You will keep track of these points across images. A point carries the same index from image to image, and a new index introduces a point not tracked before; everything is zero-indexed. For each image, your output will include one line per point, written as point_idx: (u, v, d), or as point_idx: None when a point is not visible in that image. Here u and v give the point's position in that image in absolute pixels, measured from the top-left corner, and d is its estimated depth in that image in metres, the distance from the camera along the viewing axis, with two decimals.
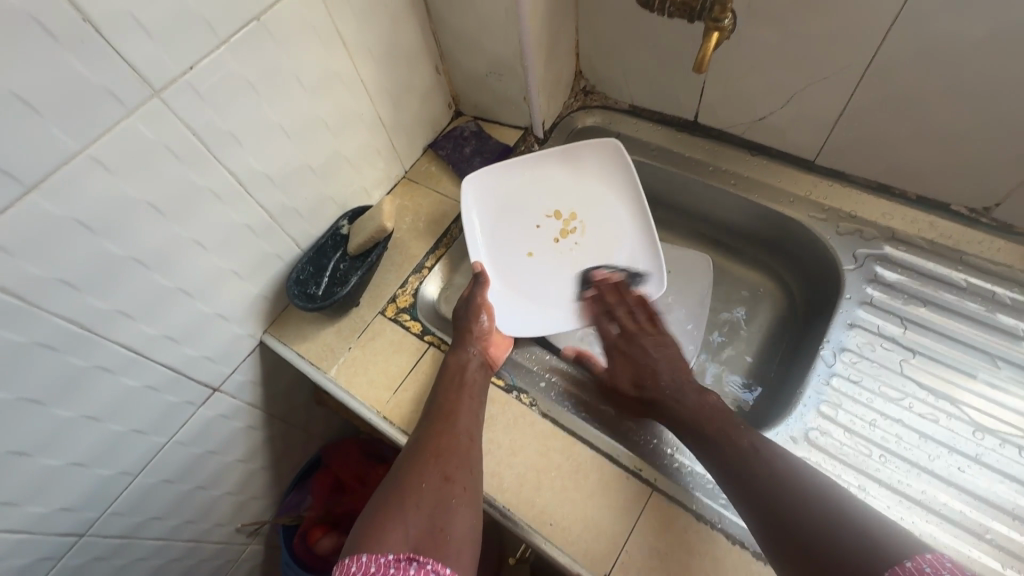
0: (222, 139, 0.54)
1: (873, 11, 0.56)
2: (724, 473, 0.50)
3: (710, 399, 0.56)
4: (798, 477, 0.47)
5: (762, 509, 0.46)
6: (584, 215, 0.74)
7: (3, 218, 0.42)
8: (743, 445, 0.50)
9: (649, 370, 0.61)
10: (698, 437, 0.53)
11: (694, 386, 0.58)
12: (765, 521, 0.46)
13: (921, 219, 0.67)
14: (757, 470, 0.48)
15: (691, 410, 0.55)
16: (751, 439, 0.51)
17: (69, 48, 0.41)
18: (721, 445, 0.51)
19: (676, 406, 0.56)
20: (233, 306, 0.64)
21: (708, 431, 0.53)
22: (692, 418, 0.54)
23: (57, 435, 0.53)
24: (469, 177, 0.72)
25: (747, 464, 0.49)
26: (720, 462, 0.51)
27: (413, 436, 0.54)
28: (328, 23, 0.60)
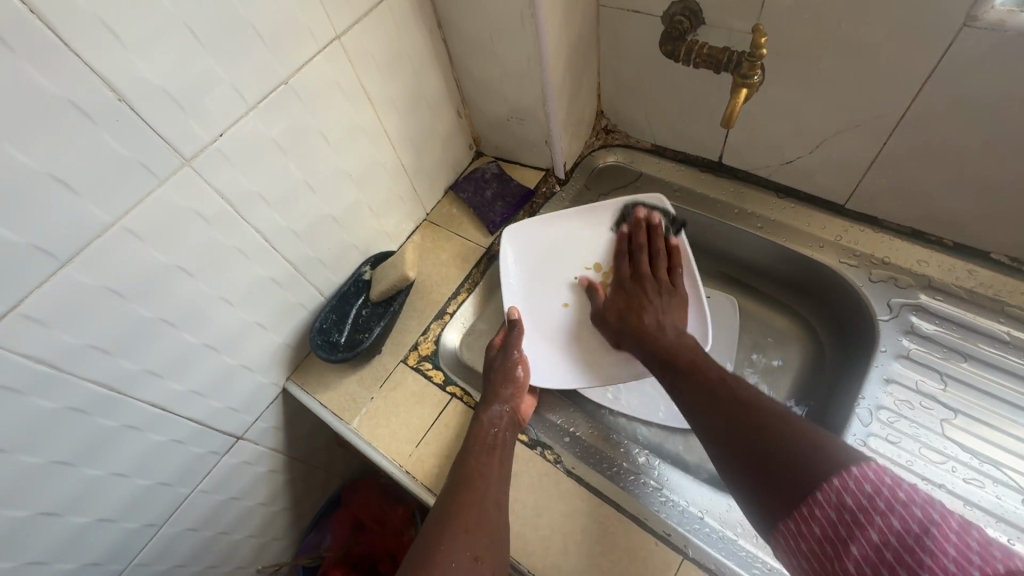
0: (250, 199, 0.55)
1: (908, 64, 0.54)
2: (698, 409, 0.51)
3: (688, 342, 0.58)
4: (758, 407, 0.48)
5: (727, 441, 0.47)
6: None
7: (38, 292, 0.43)
8: (714, 377, 0.53)
9: (637, 308, 0.63)
10: (674, 371, 0.56)
11: (682, 335, 0.60)
12: (734, 438, 0.46)
13: (959, 266, 0.65)
14: (722, 399, 0.50)
15: (670, 352, 0.58)
16: (720, 373, 0.53)
17: (104, 126, 0.42)
18: (694, 377, 0.54)
19: (664, 351, 0.58)
20: (258, 355, 0.64)
21: (682, 364, 0.56)
22: (670, 356, 0.57)
23: (86, 494, 0.54)
24: (504, 234, 0.73)
25: (717, 393, 0.51)
26: (694, 396, 0.52)
27: (440, 501, 0.53)
28: (354, 79, 0.60)
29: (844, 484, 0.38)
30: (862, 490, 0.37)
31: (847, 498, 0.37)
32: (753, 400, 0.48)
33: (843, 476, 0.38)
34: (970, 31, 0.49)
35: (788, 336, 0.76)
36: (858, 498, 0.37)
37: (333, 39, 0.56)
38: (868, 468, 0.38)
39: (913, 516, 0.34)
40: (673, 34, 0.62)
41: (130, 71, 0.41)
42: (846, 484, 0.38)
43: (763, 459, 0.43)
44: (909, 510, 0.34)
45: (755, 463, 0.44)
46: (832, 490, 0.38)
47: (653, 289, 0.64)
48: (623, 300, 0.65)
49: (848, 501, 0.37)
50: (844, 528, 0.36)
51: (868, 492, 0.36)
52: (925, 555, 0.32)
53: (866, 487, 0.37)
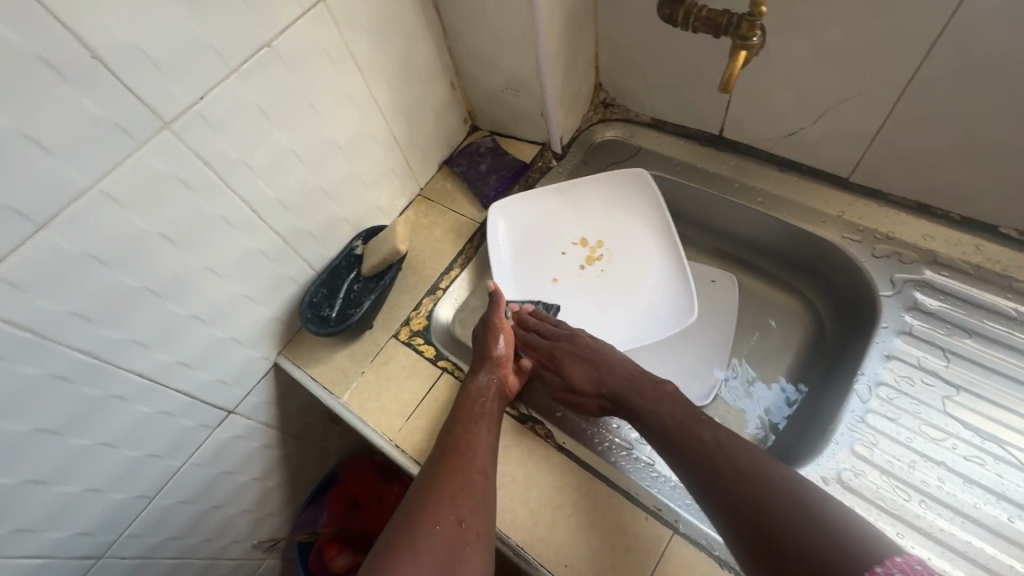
0: (233, 167, 0.54)
1: (916, 25, 0.52)
2: (700, 485, 0.47)
3: (666, 390, 0.55)
4: (757, 476, 0.45)
5: (742, 528, 0.44)
6: (610, 243, 0.73)
7: (14, 255, 0.42)
8: (707, 440, 0.49)
9: (599, 366, 0.59)
10: (664, 438, 0.51)
11: (652, 375, 0.57)
12: (750, 528, 0.43)
13: (966, 241, 0.63)
14: (722, 473, 0.46)
15: (649, 402, 0.54)
16: (714, 434, 0.49)
17: (77, 85, 0.41)
18: (690, 443, 0.49)
19: (637, 400, 0.55)
20: (246, 329, 0.64)
21: (673, 428, 0.51)
22: (650, 414, 0.54)
23: (73, 463, 0.54)
24: (493, 206, 0.72)
25: (713, 464, 0.47)
26: (693, 465, 0.48)
27: (425, 468, 0.53)
28: (341, 46, 0.59)
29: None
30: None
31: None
32: (750, 474, 0.45)
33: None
34: None
35: (788, 314, 0.75)
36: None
37: (318, 3, 0.54)
38: (893, 565, 0.37)
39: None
40: None
41: (103, 28, 0.40)
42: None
43: (786, 561, 0.41)
44: None
45: (781, 562, 0.41)
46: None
47: (590, 341, 0.62)
48: (579, 369, 0.59)
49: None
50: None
51: None
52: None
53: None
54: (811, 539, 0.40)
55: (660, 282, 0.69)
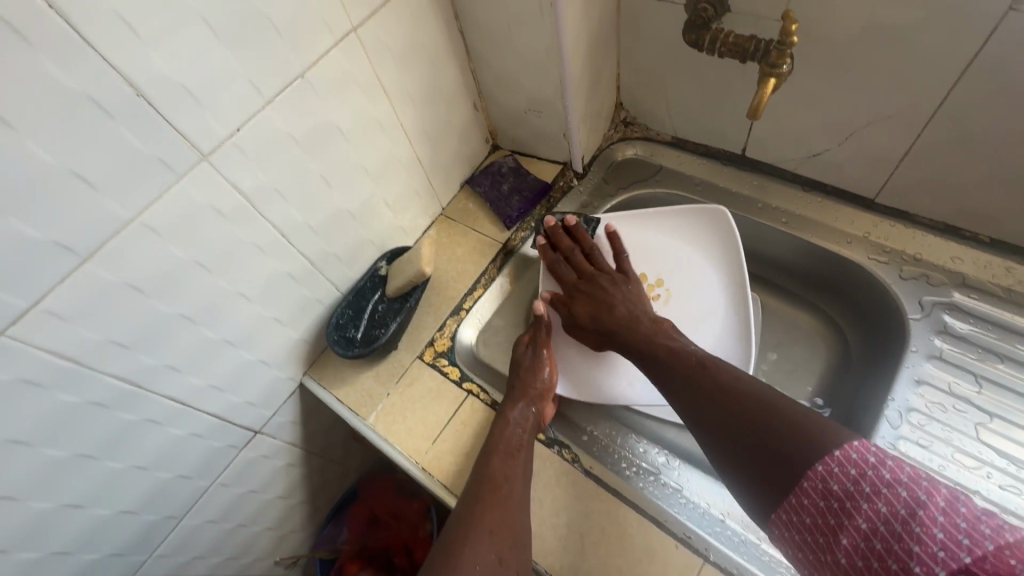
0: (265, 194, 0.54)
1: (947, 52, 0.52)
2: (677, 391, 0.51)
3: (664, 327, 0.57)
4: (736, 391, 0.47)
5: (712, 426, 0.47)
6: (670, 283, 0.71)
7: (59, 287, 0.43)
8: (691, 362, 0.52)
9: (605, 303, 0.62)
10: (650, 362, 0.55)
11: (652, 316, 0.59)
12: (717, 431, 0.46)
13: (995, 264, 0.62)
14: (702, 386, 0.49)
15: (643, 334, 0.57)
16: (699, 357, 0.52)
17: (121, 122, 0.41)
18: (671, 364, 0.53)
19: (633, 332, 0.58)
20: (274, 351, 0.64)
21: (660, 353, 0.54)
22: (645, 341, 0.56)
23: (108, 487, 0.54)
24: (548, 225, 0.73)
25: (694, 378, 0.50)
26: (673, 376, 0.52)
27: (461, 500, 0.53)
28: (370, 73, 0.59)
29: (829, 469, 0.37)
30: (846, 473, 0.36)
31: (833, 485, 0.36)
32: (725, 383, 0.48)
33: (826, 461, 0.37)
34: (1015, 15, 0.47)
35: (812, 335, 0.75)
36: (844, 484, 0.36)
37: (349, 32, 0.55)
38: (850, 448, 0.37)
39: (899, 498, 0.34)
40: (696, 22, 0.60)
41: (147, 66, 0.41)
42: (830, 469, 0.37)
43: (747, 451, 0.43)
44: (894, 490, 0.34)
45: (743, 451, 0.43)
46: (818, 478, 0.37)
47: (609, 282, 0.64)
48: (587, 302, 0.63)
49: (834, 488, 0.36)
50: (831, 516, 0.36)
51: (853, 475, 0.36)
52: (913, 541, 0.32)
53: (849, 470, 0.36)
54: (782, 431, 0.41)
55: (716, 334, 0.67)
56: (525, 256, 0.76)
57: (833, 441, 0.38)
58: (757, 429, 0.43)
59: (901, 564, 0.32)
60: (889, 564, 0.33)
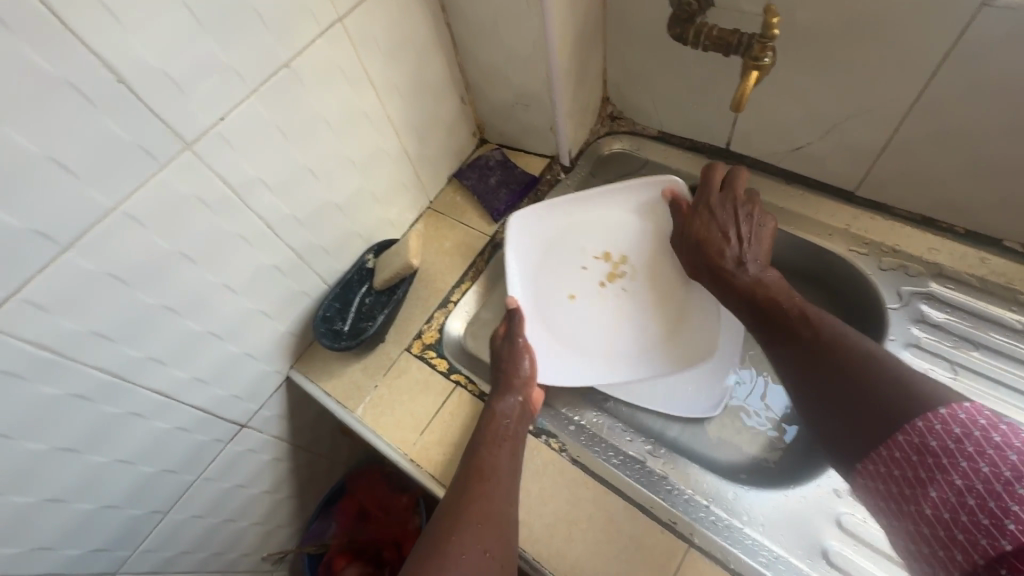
0: (251, 184, 0.54)
1: (922, 47, 0.53)
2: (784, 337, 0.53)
3: (771, 276, 0.59)
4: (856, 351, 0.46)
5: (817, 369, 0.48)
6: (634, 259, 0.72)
7: (40, 276, 0.42)
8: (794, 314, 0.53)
9: (716, 241, 0.62)
10: (755, 307, 0.57)
11: (757, 262, 0.61)
12: (827, 377, 0.46)
13: (971, 255, 0.64)
14: (816, 338, 0.50)
15: (745, 283, 0.59)
16: (802, 309, 0.53)
17: (104, 108, 0.41)
18: (775, 312, 0.55)
19: (737, 275, 0.60)
20: (261, 343, 0.64)
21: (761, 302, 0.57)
22: (745, 287, 0.59)
23: (91, 481, 0.54)
24: (513, 215, 0.70)
25: (809, 326, 0.51)
26: (784, 325, 0.53)
27: (448, 491, 0.54)
28: (357, 63, 0.59)
29: (930, 426, 0.37)
30: (949, 432, 0.36)
31: (932, 441, 0.37)
32: (847, 340, 0.48)
33: (928, 418, 0.38)
34: (988, 11, 0.48)
35: None
36: (944, 441, 0.36)
37: (335, 22, 0.55)
38: (959, 409, 0.38)
39: (1005, 460, 0.34)
40: (681, 15, 0.61)
41: (131, 53, 0.41)
42: (932, 426, 0.37)
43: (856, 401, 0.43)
44: (999, 453, 0.34)
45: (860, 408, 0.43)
46: (916, 433, 0.38)
47: (736, 216, 0.63)
48: (704, 231, 0.64)
49: (932, 445, 0.37)
50: (924, 470, 0.37)
51: (955, 433, 0.36)
52: (1012, 501, 0.32)
53: (953, 428, 0.36)
54: (876, 388, 0.42)
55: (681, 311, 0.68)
56: None
57: (937, 400, 0.39)
58: (837, 376, 0.46)
59: (994, 522, 0.32)
60: (981, 520, 0.33)
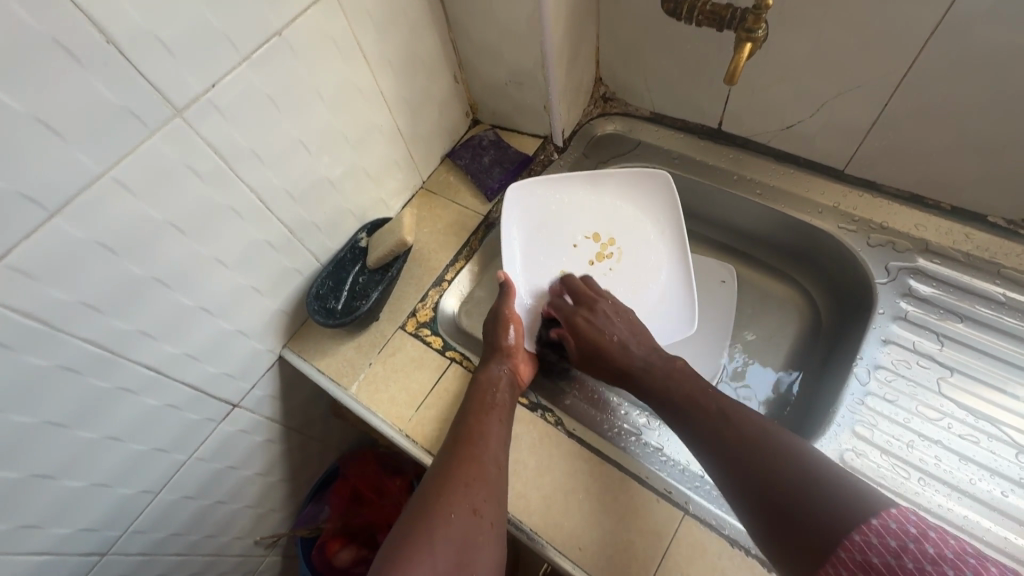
0: (242, 156, 0.53)
1: (911, 21, 0.54)
2: (696, 439, 0.51)
3: (679, 366, 0.57)
4: (765, 444, 0.46)
5: (743, 486, 0.45)
6: (621, 244, 0.74)
7: (26, 243, 0.41)
8: (714, 411, 0.51)
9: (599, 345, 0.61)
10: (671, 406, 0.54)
11: (664, 357, 0.59)
12: (756, 487, 0.44)
13: (956, 230, 0.65)
14: (728, 436, 0.48)
15: (660, 379, 0.57)
16: (721, 405, 0.51)
17: (92, 71, 0.40)
18: (695, 414, 0.52)
19: (648, 377, 0.57)
20: (252, 321, 0.63)
21: (681, 401, 0.54)
22: (656, 392, 0.56)
23: (79, 457, 0.53)
24: (513, 184, 0.70)
25: (722, 425, 0.49)
26: (700, 432, 0.51)
27: (437, 458, 0.54)
28: (349, 36, 0.59)
29: (868, 541, 0.36)
30: (887, 546, 0.35)
31: (874, 558, 0.36)
32: (757, 437, 0.47)
33: (864, 532, 0.37)
34: None
35: (785, 304, 0.77)
36: (884, 557, 0.35)
37: None
38: (888, 517, 0.37)
39: None
40: None
41: (120, 16, 0.40)
42: (869, 541, 0.36)
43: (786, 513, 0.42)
44: (939, 569, 0.33)
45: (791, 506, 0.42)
46: (856, 549, 0.37)
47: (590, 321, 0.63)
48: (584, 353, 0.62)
49: (875, 561, 0.35)
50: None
51: (893, 547, 0.35)
52: None
53: (890, 542, 0.36)
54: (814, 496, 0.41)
55: (664, 291, 0.71)
56: None
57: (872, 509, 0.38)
58: (750, 453, 0.46)
59: None
60: None
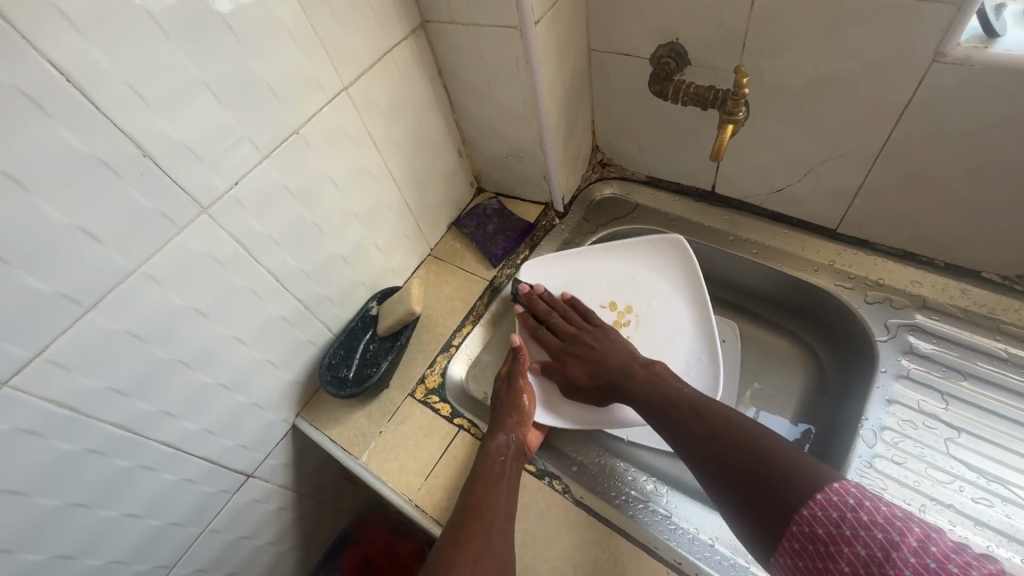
0: (262, 243, 0.57)
1: (884, 100, 0.57)
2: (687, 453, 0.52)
3: (657, 368, 0.61)
4: (752, 450, 0.47)
5: (750, 503, 0.44)
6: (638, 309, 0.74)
7: (63, 338, 0.45)
8: (686, 407, 0.54)
9: (596, 359, 0.64)
10: (654, 410, 0.57)
11: (642, 360, 0.63)
12: (755, 501, 0.44)
13: (952, 286, 0.66)
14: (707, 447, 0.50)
15: (641, 383, 0.59)
16: (692, 402, 0.55)
17: (129, 180, 0.44)
18: (675, 417, 0.54)
19: (630, 386, 0.60)
20: (268, 393, 0.65)
21: (657, 404, 0.57)
22: (643, 395, 0.58)
23: (99, 536, 0.54)
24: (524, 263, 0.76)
25: (698, 435, 0.51)
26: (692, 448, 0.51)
27: (445, 530, 0.55)
28: (362, 128, 0.64)
29: (813, 513, 0.40)
30: (829, 517, 0.39)
31: (818, 528, 0.39)
32: (730, 434, 0.49)
33: (810, 506, 0.40)
34: (939, 66, 0.52)
35: (788, 359, 0.78)
36: (828, 527, 0.39)
37: (341, 91, 0.59)
38: (831, 490, 0.40)
39: (875, 540, 0.36)
40: (660, 74, 0.67)
41: (155, 132, 0.45)
42: (815, 513, 0.40)
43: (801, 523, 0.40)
44: (871, 533, 0.37)
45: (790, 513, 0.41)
46: (805, 522, 0.40)
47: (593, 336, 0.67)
48: (579, 364, 0.65)
49: (819, 532, 0.39)
50: (819, 559, 0.39)
51: (833, 517, 0.39)
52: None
53: (831, 513, 0.39)
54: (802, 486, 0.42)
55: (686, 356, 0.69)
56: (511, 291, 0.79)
57: (815, 485, 0.41)
58: (736, 459, 0.47)
59: None
60: None
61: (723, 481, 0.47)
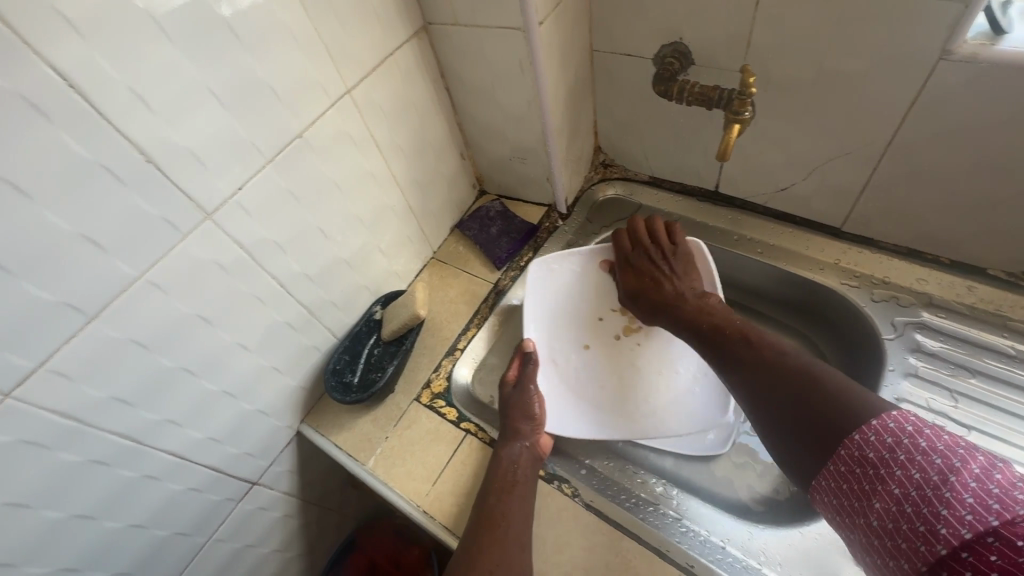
0: (267, 247, 0.57)
1: (890, 99, 0.57)
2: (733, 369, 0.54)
3: (711, 300, 0.62)
4: (808, 375, 0.47)
5: (784, 416, 0.46)
6: None
7: (66, 348, 0.44)
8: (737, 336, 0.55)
9: (659, 283, 0.67)
10: (708, 333, 0.59)
11: (697, 291, 0.64)
12: (794, 412, 0.46)
13: (958, 283, 0.66)
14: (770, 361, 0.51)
15: (691, 311, 0.62)
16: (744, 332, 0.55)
17: (133, 186, 0.44)
18: (721, 342, 0.57)
19: (682, 310, 0.63)
20: (273, 400, 0.65)
21: (710, 327, 0.59)
22: (697, 318, 0.61)
23: (103, 548, 0.53)
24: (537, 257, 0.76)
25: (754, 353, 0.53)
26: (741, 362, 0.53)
27: (462, 540, 0.54)
28: (366, 131, 0.63)
29: (866, 438, 0.40)
30: (883, 442, 0.39)
31: (869, 452, 0.39)
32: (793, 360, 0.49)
33: (863, 431, 0.40)
34: (946, 64, 0.52)
35: None
36: (879, 451, 0.39)
37: (344, 94, 0.59)
38: (889, 418, 0.40)
39: (932, 465, 0.36)
40: (665, 75, 0.66)
41: (158, 136, 0.44)
42: (868, 438, 0.40)
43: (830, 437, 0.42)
44: (927, 458, 0.37)
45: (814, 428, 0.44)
46: (855, 446, 0.40)
47: (660, 259, 0.68)
48: (637, 282, 0.69)
49: (870, 456, 0.39)
50: (865, 482, 0.39)
51: (888, 443, 0.39)
52: (941, 505, 0.35)
53: (886, 439, 0.39)
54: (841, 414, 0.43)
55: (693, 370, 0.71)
56: (515, 295, 0.79)
57: (875, 413, 0.41)
58: (784, 381, 0.48)
59: (949, 530, 0.34)
60: (917, 527, 0.35)
61: (767, 387, 0.49)
